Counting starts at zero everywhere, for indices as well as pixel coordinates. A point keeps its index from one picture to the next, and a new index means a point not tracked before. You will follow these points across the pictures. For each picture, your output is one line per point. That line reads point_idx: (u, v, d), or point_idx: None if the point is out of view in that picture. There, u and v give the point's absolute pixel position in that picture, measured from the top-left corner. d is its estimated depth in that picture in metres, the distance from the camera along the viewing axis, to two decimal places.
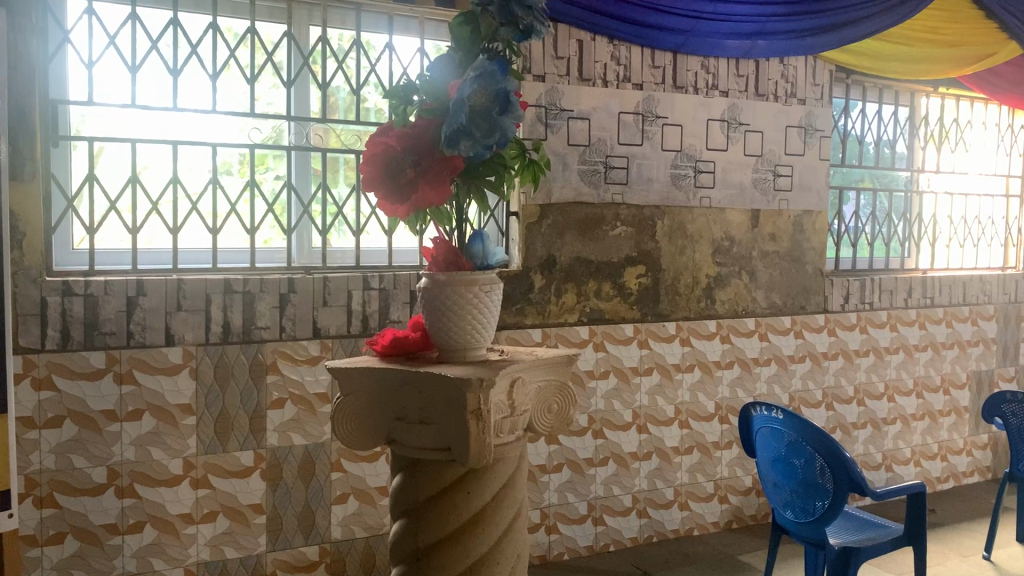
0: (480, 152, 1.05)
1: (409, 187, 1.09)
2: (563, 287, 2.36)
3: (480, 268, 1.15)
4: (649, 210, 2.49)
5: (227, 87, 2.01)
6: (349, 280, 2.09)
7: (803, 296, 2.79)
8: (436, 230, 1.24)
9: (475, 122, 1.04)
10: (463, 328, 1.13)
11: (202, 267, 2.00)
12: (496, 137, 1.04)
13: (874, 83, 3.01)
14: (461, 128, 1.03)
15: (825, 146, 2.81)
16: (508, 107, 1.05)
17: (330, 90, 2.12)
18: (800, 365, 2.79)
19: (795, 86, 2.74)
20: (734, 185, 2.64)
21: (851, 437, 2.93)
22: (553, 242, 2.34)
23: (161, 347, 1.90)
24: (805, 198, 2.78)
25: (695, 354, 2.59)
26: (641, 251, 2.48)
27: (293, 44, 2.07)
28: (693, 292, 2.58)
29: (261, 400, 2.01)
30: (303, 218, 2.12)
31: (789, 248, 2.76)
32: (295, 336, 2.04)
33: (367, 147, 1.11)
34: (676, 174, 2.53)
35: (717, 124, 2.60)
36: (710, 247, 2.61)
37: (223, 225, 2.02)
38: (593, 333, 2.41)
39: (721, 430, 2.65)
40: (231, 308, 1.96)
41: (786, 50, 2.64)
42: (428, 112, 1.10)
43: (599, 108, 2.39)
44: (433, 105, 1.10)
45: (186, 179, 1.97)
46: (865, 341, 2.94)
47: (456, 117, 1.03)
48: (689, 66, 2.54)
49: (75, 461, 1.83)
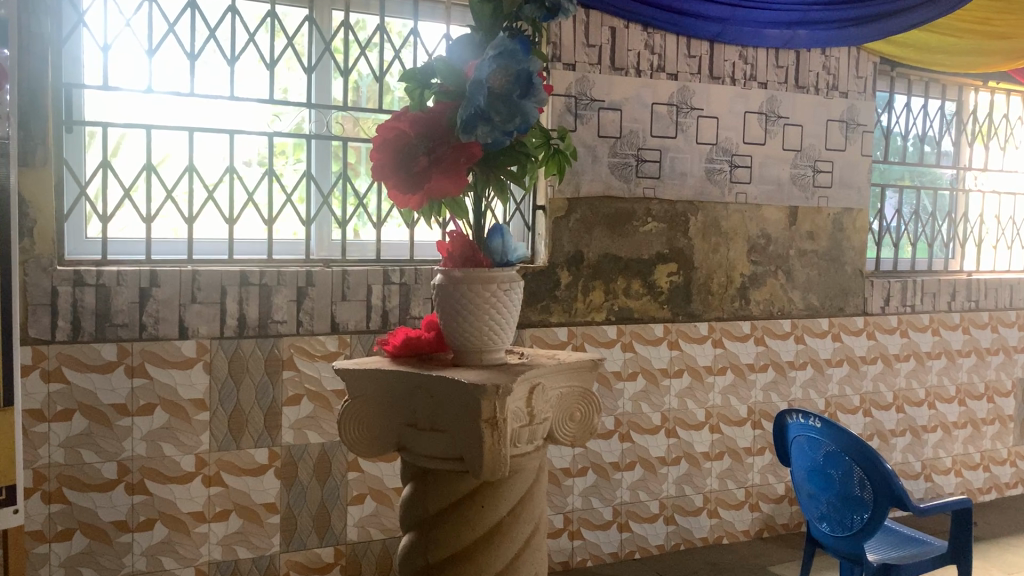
0: (499, 138, 0.97)
1: (424, 176, 1.01)
2: (590, 284, 2.28)
3: (499, 264, 1.07)
4: (682, 205, 2.40)
5: (247, 72, 1.95)
6: (369, 273, 2.02)
7: (841, 298, 2.68)
8: (453, 222, 1.16)
9: (494, 104, 0.96)
10: (479, 329, 1.05)
11: (218, 258, 1.94)
12: (518, 122, 0.96)
13: (920, 77, 2.88)
14: (478, 111, 0.95)
15: (867, 141, 2.69)
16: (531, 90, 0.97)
17: (352, 77, 2.05)
18: (837, 370, 2.69)
19: (837, 78, 2.62)
20: (771, 181, 2.53)
21: (889, 444, 2.82)
22: (581, 237, 2.26)
23: (174, 340, 1.84)
24: (845, 195, 2.66)
25: (728, 356, 2.49)
26: (673, 248, 2.39)
27: (315, 28, 2.01)
28: (727, 291, 2.48)
29: (277, 397, 1.95)
30: (323, 208, 2.05)
31: (827, 248, 2.65)
32: (313, 331, 1.98)
33: (378, 131, 1.03)
34: (710, 168, 2.43)
35: (754, 116, 2.50)
36: (746, 245, 2.50)
37: (240, 215, 1.95)
38: (621, 333, 2.32)
39: (753, 435, 2.55)
40: (247, 301, 1.90)
41: (829, 41, 2.53)
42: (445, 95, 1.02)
43: (631, 99, 2.30)
44: (450, 88, 1.02)
45: (202, 168, 1.91)
46: (906, 345, 2.82)
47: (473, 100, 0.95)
48: (726, 56, 2.44)
49: (84, 455, 1.78)
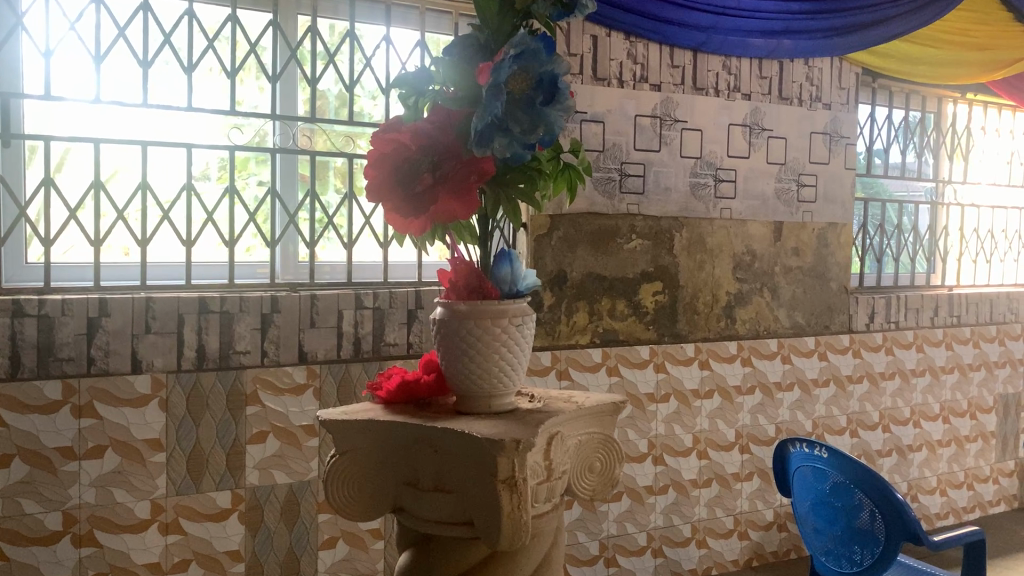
0: (519, 152, 0.85)
1: (429, 196, 0.88)
2: (574, 305, 2.15)
3: (507, 295, 0.94)
4: (667, 221, 2.29)
5: (205, 82, 1.80)
6: (340, 298, 1.87)
7: (827, 316, 2.60)
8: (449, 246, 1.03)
9: (513, 112, 0.84)
10: (488, 370, 0.91)
11: (175, 284, 1.77)
12: (540, 133, 0.85)
13: (900, 88, 2.83)
14: (495, 121, 0.83)
15: (851, 154, 2.62)
16: (556, 98, 0.85)
17: (319, 88, 1.91)
18: (824, 390, 2.60)
19: (820, 89, 2.55)
20: (756, 196, 2.44)
21: (875, 465, 2.74)
22: (564, 256, 2.13)
23: (126, 374, 1.67)
24: (830, 210, 2.58)
25: (715, 379, 2.39)
26: (658, 266, 2.28)
27: (280, 33, 1.86)
28: (713, 311, 2.38)
29: (240, 435, 1.79)
30: (289, 228, 1.90)
31: (813, 264, 2.56)
32: (279, 361, 1.82)
33: (372, 144, 0.90)
34: (695, 183, 2.34)
35: (738, 129, 2.41)
36: (731, 262, 2.40)
37: (198, 236, 1.79)
38: (606, 356, 2.20)
39: (741, 460, 2.45)
40: (207, 331, 1.74)
41: (812, 51, 2.45)
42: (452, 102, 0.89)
43: (614, 110, 2.19)
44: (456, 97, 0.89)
45: (156, 185, 1.74)
46: (891, 363, 2.75)
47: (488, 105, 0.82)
48: (709, 66, 2.35)
49: (25, 506, 1.60)
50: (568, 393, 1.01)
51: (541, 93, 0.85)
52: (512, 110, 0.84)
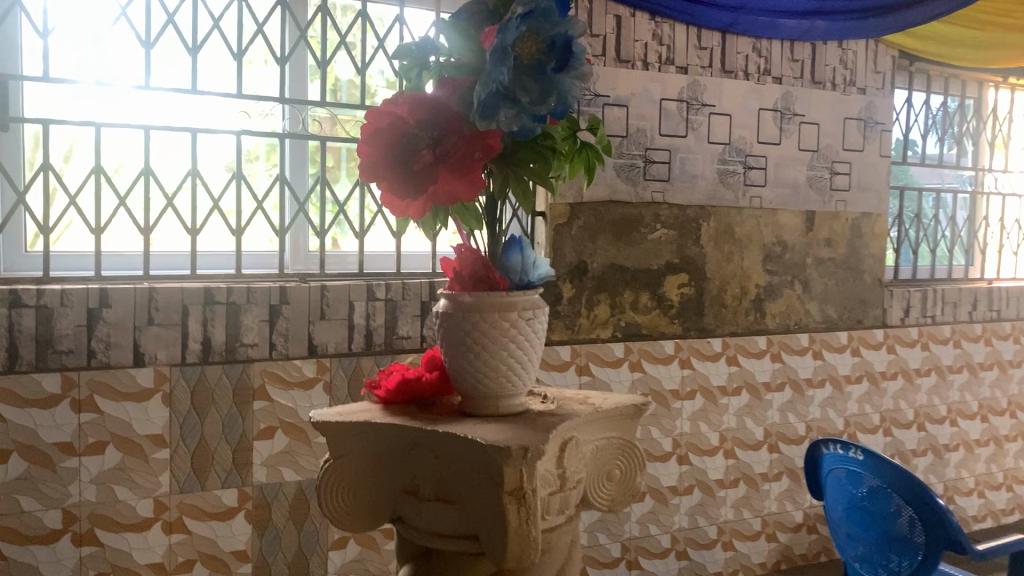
0: (526, 124, 0.81)
1: (430, 175, 0.83)
2: (595, 297, 2.07)
3: (518, 287, 0.86)
4: (693, 211, 2.20)
5: (211, 64, 1.73)
6: (351, 289, 1.79)
7: (860, 309, 2.49)
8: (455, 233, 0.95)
9: (520, 81, 0.80)
10: (495, 367, 0.83)
11: (179, 274, 1.71)
12: (551, 104, 0.81)
13: (939, 72, 2.70)
14: (500, 89, 0.79)
15: (886, 141, 2.51)
16: (567, 65, 0.82)
17: (330, 69, 1.83)
18: (857, 387, 2.49)
19: (854, 72, 2.44)
20: (787, 184, 2.34)
21: (910, 466, 2.63)
22: (585, 246, 2.05)
23: (128, 368, 1.61)
24: (864, 199, 2.47)
25: (744, 375, 2.29)
26: (684, 257, 2.19)
27: (289, 12, 1.79)
28: (741, 304, 2.28)
29: (247, 431, 1.72)
30: (298, 216, 1.83)
31: (847, 256, 2.45)
32: (287, 354, 1.75)
33: (367, 117, 0.84)
34: (723, 170, 2.24)
35: (769, 114, 2.30)
36: (760, 253, 2.30)
37: (204, 225, 1.72)
38: (629, 351, 2.12)
39: (769, 460, 2.35)
40: (212, 323, 1.67)
41: (847, 32, 2.34)
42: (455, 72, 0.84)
43: (638, 94, 2.10)
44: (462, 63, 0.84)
45: (160, 172, 1.68)
46: (927, 360, 2.63)
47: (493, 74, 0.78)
48: (739, 48, 2.24)
49: (23, 503, 1.54)
50: (585, 393, 0.93)
51: (551, 60, 0.81)
52: (520, 80, 0.80)
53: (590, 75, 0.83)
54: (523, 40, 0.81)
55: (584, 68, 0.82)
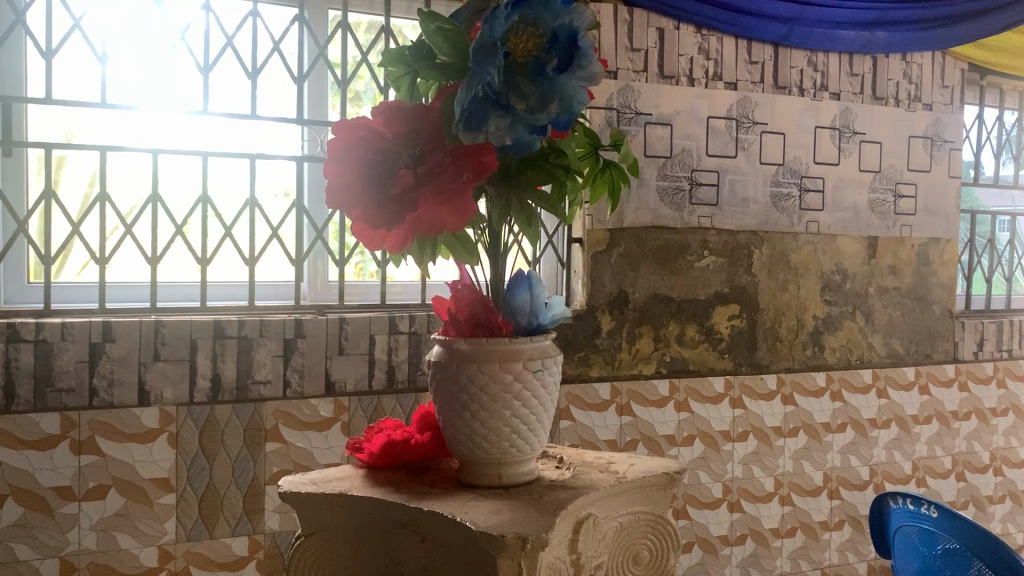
0: (522, 136, 0.72)
1: (411, 197, 0.70)
2: (637, 330, 1.91)
3: (524, 329, 0.75)
4: (744, 236, 2.04)
5: (225, 84, 1.63)
6: (371, 321, 1.67)
7: (929, 343, 2.29)
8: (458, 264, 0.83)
9: (514, 85, 0.71)
10: (495, 430, 0.71)
11: (188, 306, 1.61)
12: (552, 111, 0.71)
13: (1013, 86, 2.51)
14: (489, 95, 0.70)
15: (955, 160, 2.32)
16: (571, 64, 0.72)
17: (351, 88, 1.73)
18: (925, 428, 2.29)
19: (920, 87, 2.26)
20: (847, 208, 2.17)
21: (986, 514, 2.41)
22: (626, 275, 1.90)
23: (132, 407, 1.51)
24: (932, 223, 2.28)
25: (800, 415, 2.11)
26: (734, 286, 2.03)
27: (307, 30, 1.69)
28: (798, 337, 2.11)
29: (259, 475, 1.60)
30: (317, 243, 1.72)
31: (913, 285, 2.26)
32: (303, 393, 1.63)
33: (339, 137, 0.73)
34: (776, 193, 2.08)
35: (826, 132, 2.14)
36: (819, 283, 2.13)
37: (215, 254, 1.62)
38: (674, 389, 1.96)
39: (829, 507, 2.16)
40: (223, 359, 1.56)
41: (911, 44, 2.16)
42: (441, 71, 0.74)
43: (683, 111, 1.95)
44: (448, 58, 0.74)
45: (169, 198, 1.58)
46: (1004, 398, 2.42)
47: (481, 76, 0.68)
48: (793, 62, 2.08)
49: (18, 552, 1.44)
50: (607, 458, 0.83)
51: (553, 57, 0.72)
52: (513, 83, 0.71)
53: (600, 75, 0.73)
54: (516, 33, 0.71)
55: (591, 67, 0.73)
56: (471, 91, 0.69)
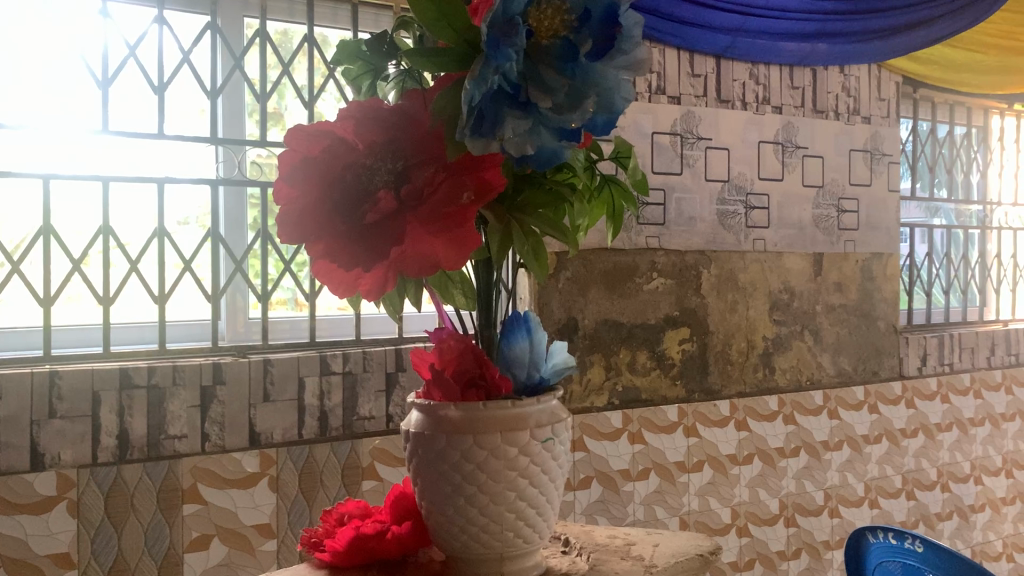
0: (543, 140, 0.57)
1: (395, 227, 0.55)
2: (587, 359, 1.79)
3: (525, 383, 0.64)
4: (692, 256, 1.94)
5: (127, 98, 1.45)
6: (300, 361, 1.51)
7: (876, 360, 2.24)
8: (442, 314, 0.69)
9: (536, 75, 0.56)
10: (498, 516, 0.59)
11: (88, 352, 1.41)
12: (588, 109, 0.57)
13: (942, 99, 2.52)
14: (508, 83, 0.54)
15: (894, 173, 2.29)
16: (607, 51, 0.58)
17: (271, 104, 1.56)
18: (876, 448, 2.24)
19: (858, 100, 2.22)
20: (792, 225, 2.11)
21: (936, 531, 2.38)
22: (575, 300, 1.78)
23: (23, 473, 1.30)
24: (874, 238, 2.24)
25: (755, 441, 2.02)
26: (684, 309, 1.93)
27: (221, 39, 1.52)
28: (749, 359, 2.02)
29: (175, 542, 1.41)
30: (235, 276, 1.54)
31: (858, 301, 2.21)
32: (225, 446, 1.45)
33: (304, 145, 0.58)
34: (723, 211, 1.99)
35: (770, 146, 2.08)
36: (767, 301, 2.05)
37: (119, 293, 1.43)
38: (628, 420, 1.84)
39: (786, 536, 2.08)
40: (131, 412, 1.37)
41: (849, 56, 2.12)
42: (433, 58, 0.56)
43: (627, 127, 1.86)
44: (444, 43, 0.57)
45: (63, 230, 1.39)
46: (948, 413, 2.39)
47: (498, 62, 0.53)
48: (735, 75, 2.01)
49: None
50: (624, 539, 0.72)
51: (585, 39, 0.57)
52: (535, 72, 0.56)
53: (644, 63, 0.59)
54: (538, 7, 0.56)
55: (633, 53, 0.59)
56: (485, 82, 0.53)
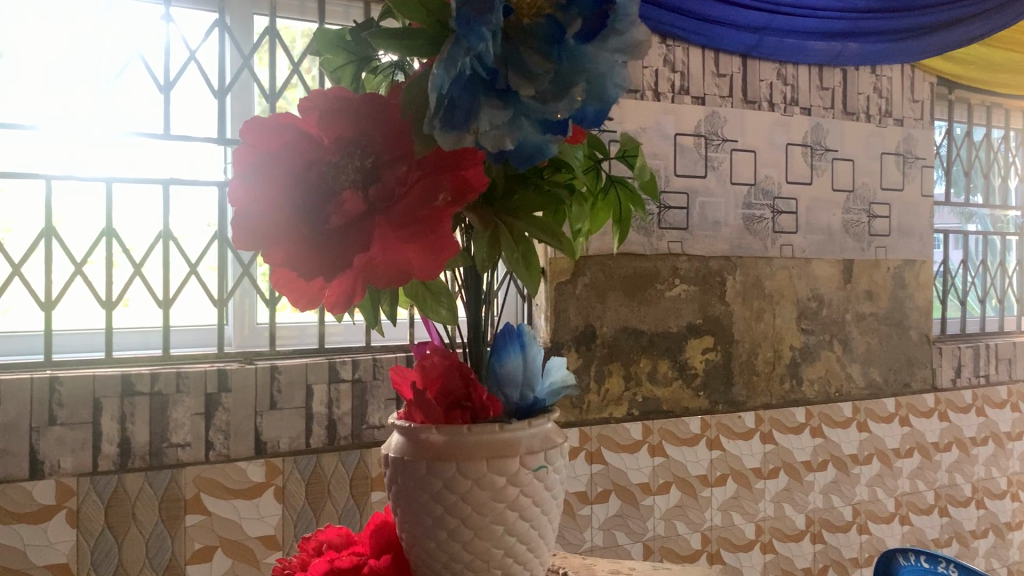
0: (525, 130, 0.51)
1: (361, 230, 0.50)
2: (606, 368, 1.73)
3: (518, 403, 0.61)
4: (716, 262, 1.88)
5: (131, 97, 1.42)
6: (308, 368, 1.47)
7: (908, 371, 2.15)
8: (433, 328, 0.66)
9: (516, 58, 0.50)
10: (484, 551, 0.56)
11: (90, 358, 1.37)
12: (576, 99, 0.52)
13: (978, 100, 2.43)
14: (481, 64, 0.48)
15: (928, 178, 2.21)
16: (598, 31, 0.53)
17: (281, 103, 1.52)
18: (907, 462, 2.15)
19: (890, 101, 2.14)
20: (821, 230, 2.03)
21: (970, 550, 2.29)
22: (593, 308, 1.72)
23: (22, 481, 1.26)
24: (906, 244, 2.16)
25: (781, 454, 1.95)
26: (708, 317, 1.86)
27: (229, 37, 1.48)
28: (775, 369, 1.95)
29: (177, 553, 1.37)
30: (243, 280, 1.51)
31: (890, 310, 2.12)
32: (230, 455, 1.41)
33: (265, 140, 0.53)
34: (749, 215, 1.93)
35: (798, 149, 2.00)
36: (794, 310, 1.98)
37: (122, 297, 1.39)
38: (648, 432, 1.78)
39: (812, 553, 2.00)
40: (133, 420, 1.33)
41: (881, 56, 2.04)
42: (405, 41, 0.51)
43: (649, 128, 1.80)
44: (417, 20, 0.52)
45: (66, 232, 1.36)
46: (983, 427, 2.30)
47: (470, 42, 0.47)
48: (762, 75, 1.95)
49: None
50: None
51: (574, 18, 0.52)
52: (517, 55, 0.51)
53: (642, 44, 0.54)
54: None
55: (629, 33, 0.54)
56: (455, 65, 0.47)
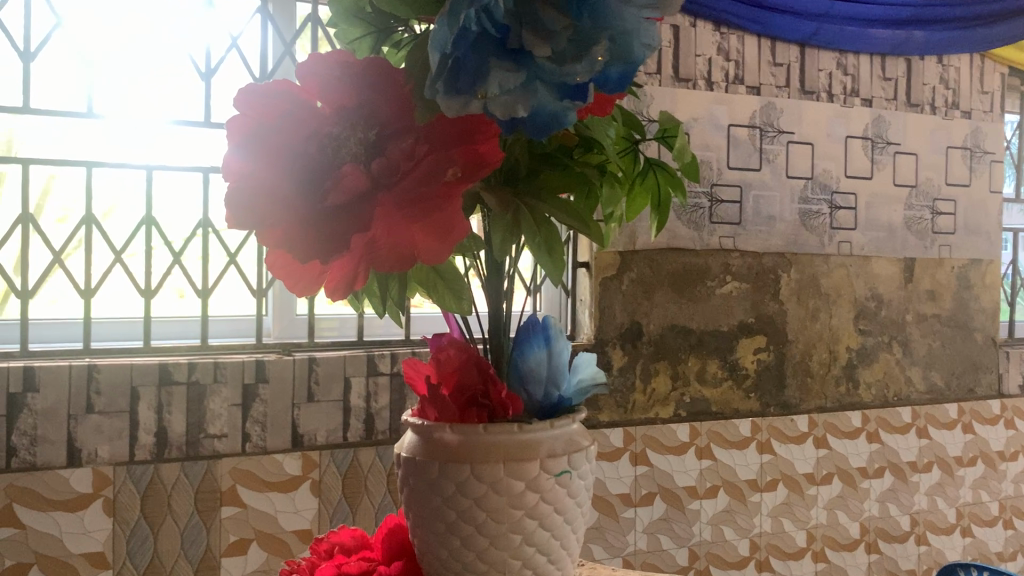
0: (542, 96, 0.47)
1: (360, 209, 0.47)
2: (653, 366, 1.68)
3: (542, 400, 0.57)
4: (771, 259, 1.81)
5: (172, 84, 1.41)
6: (346, 360, 1.44)
7: (972, 376, 2.05)
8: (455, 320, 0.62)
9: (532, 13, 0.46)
10: (501, 561, 0.52)
11: (129, 346, 1.37)
12: (598, 58, 0.47)
13: None
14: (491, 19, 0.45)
15: (997, 173, 2.10)
16: None
17: None
18: (971, 471, 2.06)
19: (958, 93, 2.04)
20: (881, 227, 1.95)
21: None
22: (639, 304, 1.67)
23: (60, 469, 1.26)
24: (972, 243, 2.06)
25: (835, 459, 1.87)
26: (760, 316, 1.79)
27: (272, 24, 1.47)
28: (830, 371, 1.87)
29: (213, 545, 1.36)
30: None
31: (954, 311, 2.03)
32: (266, 447, 1.39)
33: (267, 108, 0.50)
34: (805, 210, 1.85)
35: (858, 142, 1.92)
36: (852, 310, 1.90)
37: (161, 287, 1.39)
38: (696, 434, 1.72)
39: (867, 563, 1.92)
40: (170, 409, 1.32)
41: (948, 45, 1.95)
42: None
43: (701, 119, 1.74)
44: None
45: (107, 220, 1.36)
46: None
47: None
48: (821, 64, 1.87)
49: None
50: None
51: None
52: (532, 11, 0.46)
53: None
54: None
55: None
56: (457, 19, 0.45)
